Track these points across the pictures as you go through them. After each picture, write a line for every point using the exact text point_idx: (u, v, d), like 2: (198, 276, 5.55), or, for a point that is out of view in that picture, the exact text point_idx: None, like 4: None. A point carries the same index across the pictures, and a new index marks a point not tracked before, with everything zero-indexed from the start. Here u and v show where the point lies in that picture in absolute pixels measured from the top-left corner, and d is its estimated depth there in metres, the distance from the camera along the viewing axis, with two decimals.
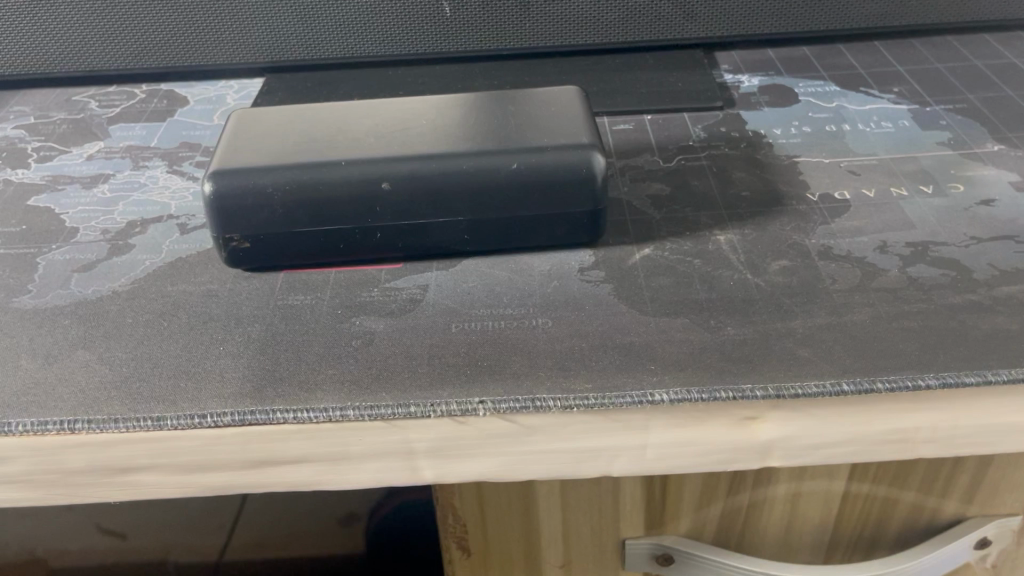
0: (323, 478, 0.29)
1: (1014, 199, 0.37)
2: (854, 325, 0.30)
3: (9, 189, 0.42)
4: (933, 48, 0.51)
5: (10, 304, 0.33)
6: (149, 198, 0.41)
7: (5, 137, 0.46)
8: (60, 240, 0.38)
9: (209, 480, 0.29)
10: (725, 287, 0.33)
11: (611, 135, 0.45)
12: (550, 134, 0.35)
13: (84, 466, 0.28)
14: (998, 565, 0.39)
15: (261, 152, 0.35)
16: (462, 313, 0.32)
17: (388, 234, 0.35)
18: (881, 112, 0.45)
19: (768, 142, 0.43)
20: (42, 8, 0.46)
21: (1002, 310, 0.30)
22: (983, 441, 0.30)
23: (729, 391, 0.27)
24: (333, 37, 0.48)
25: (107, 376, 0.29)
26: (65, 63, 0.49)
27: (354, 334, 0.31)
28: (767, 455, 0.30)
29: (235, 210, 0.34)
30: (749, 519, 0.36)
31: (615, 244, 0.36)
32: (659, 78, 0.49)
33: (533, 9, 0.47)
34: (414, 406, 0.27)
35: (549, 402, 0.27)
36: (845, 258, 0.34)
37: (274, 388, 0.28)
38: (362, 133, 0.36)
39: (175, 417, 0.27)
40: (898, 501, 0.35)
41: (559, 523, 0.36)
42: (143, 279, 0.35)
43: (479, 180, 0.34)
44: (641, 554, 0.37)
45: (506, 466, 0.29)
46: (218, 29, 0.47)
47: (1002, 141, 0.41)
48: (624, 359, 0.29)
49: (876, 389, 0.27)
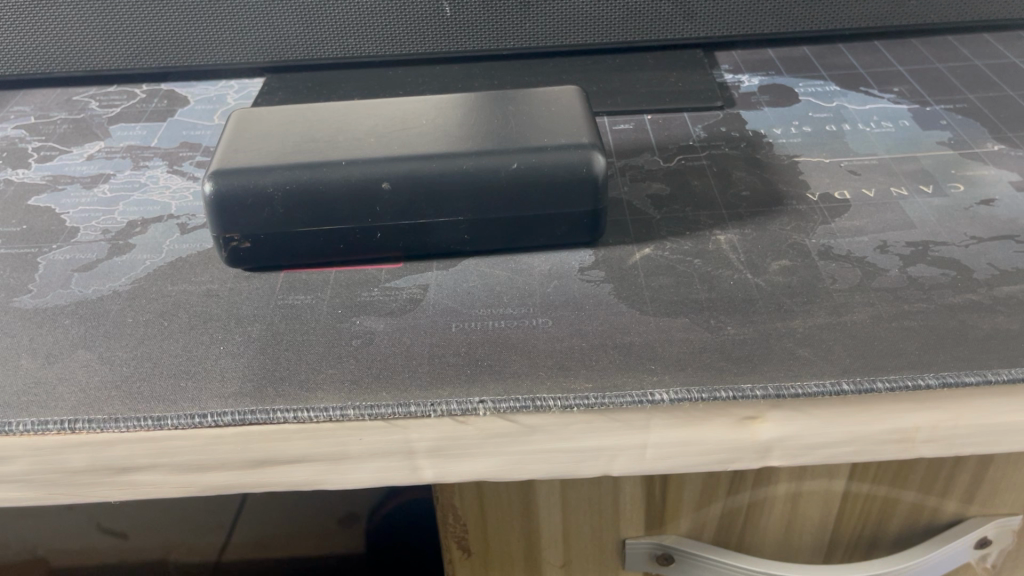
0: (322, 478, 0.29)
1: (1015, 199, 0.37)
2: (853, 325, 0.30)
3: (9, 189, 0.42)
4: (934, 48, 0.51)
5: (10, 304, 0.33)
6: (150, 198, 0.41)
7: (6, 137, 0.46)
8: (60, 240, 0.38)
9: (210, 480, 0.29)
10: (725, 287, 0.33)
11: (611, 135, 0.45)
12: (550, 134, 0.35)
13: (84, 465, 0.28)
14: (999, 565, 0.39)
15: (261, 152, 0.35)
16: (462, 313, 0.32)
17: (388, 234, 0.35)
18: (881, 112, 0.45)
19: (768, 142, 0.43)
20: (42, 8, 0.46)
21: (1002, 310, 0.30)
22: (983, 441, 0.30)
23: (729, 391, 0.27)
24: (333, 36, 0.48)
25: (108, 375, 0.29)
26: (65, 63, 0.49)
27: (354, 334, 0.31)
28: (768, 454, 0.30)
29: (236, 210, 0.34)
30: (750, 518, 0.36)
31: (615, 244, 0.36)
32: (659, 78, 0.49)
33: (533, 9, 0.48)
34: (414, 406, 0.27)
35: (549, 402, 0.27)
36: (846, 258, 0.34)
37: (275, 388, 0.28)
38: (362, 133, 0.36)
39: (176, 416, 0.27)
40: (899, 501, 0.35)
41: (559, 523, 0.36)
42: (143, 279, 0.35)
43: (479, 180, 0.34)
44: (641, 554, 0.37)
45: (506, 465, 0.29)
46: (218, 30, 0.47)
47: (1002, 141, 0.41)
48: (624, 358, 0.29)
49: (876, 389, 0.27)
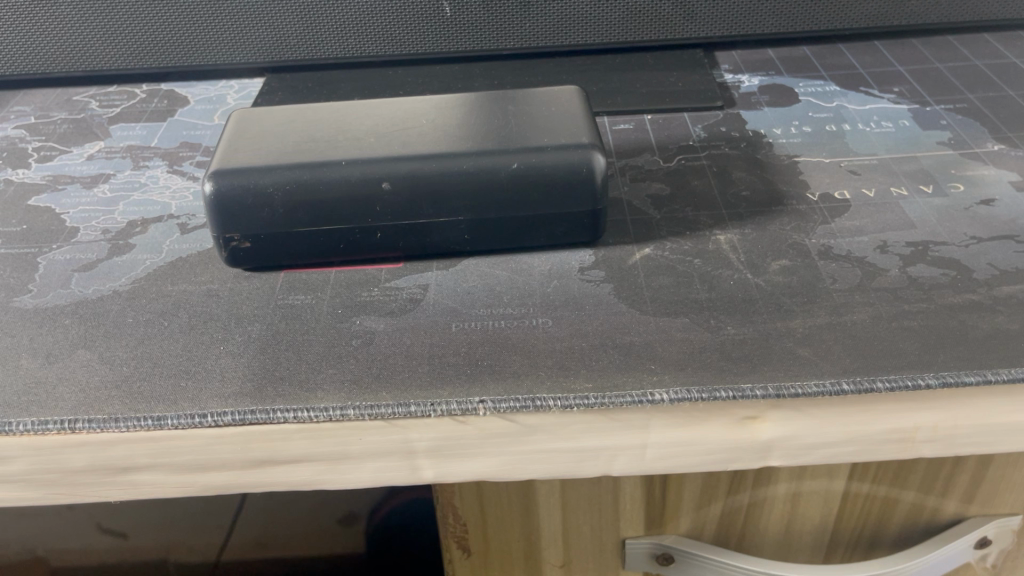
0: (322, 478, 0.29)
1: (1015, 199, 0.37)
2: (853, 325, 0.30)
3: (9, 189, 0.42)
4: (934, 47, 0.51)
5: (10, 304, 0.33)
6: (150, 199, 0.41)
7: (6, 137, 0.46)
8: (60, 240, 0.38)
9: (210, 480, 0.29)
10: (726, 287, 0.33)
11: (611, 135, 0.45)
12: (550, 134, 0.35)
13: (83, 465, 0.28)
14: (998, 565, 0.39)
15: (261, 152, 0.35)
16: (462, 312, 0.32)
17: (388, 234, 0.35)
18: (881, 113, 0.45)
19: (768, 142, 0.43)
20: (42, 8, 0.46)
21: (1002, 310, 0.30)
22: (983, 441, 0.30)
23: (729, 391, 0.27)
24: (333, 36, 0.48)
25: (108, 376, 0.29)
26: (66, 63, 0.49)
27: (353, 334, 0.31)
28: (768, 454, 0.30)
29: (236, 210, 0.34)
30: (750, 518, 0.36)
31: (615, 244, 0.36)
32: (659, 78, 0.49)
33: (532, 9, 0.47)
34: (414, 406, 0.27)
35: (549, 402, 0.27)
36: (845, 258, 0.34)
37: (275, 388, 0.28)
38: (362, 133, 0.36)
39: (176, 416, 0.27)
40: (899, 501, 0.35)
41: (559, 523, 0.36)
42: (143, 279, 0.35)
43: (479, 180, 0.34)
44: (641, 554, 0.37)
45: (507, 465, 0.29)
46: (218, 29, 0.47)
47: (1002, 141, 0.41)
48: (624, 359, 0.29)
49: (876, 389, 0.27)
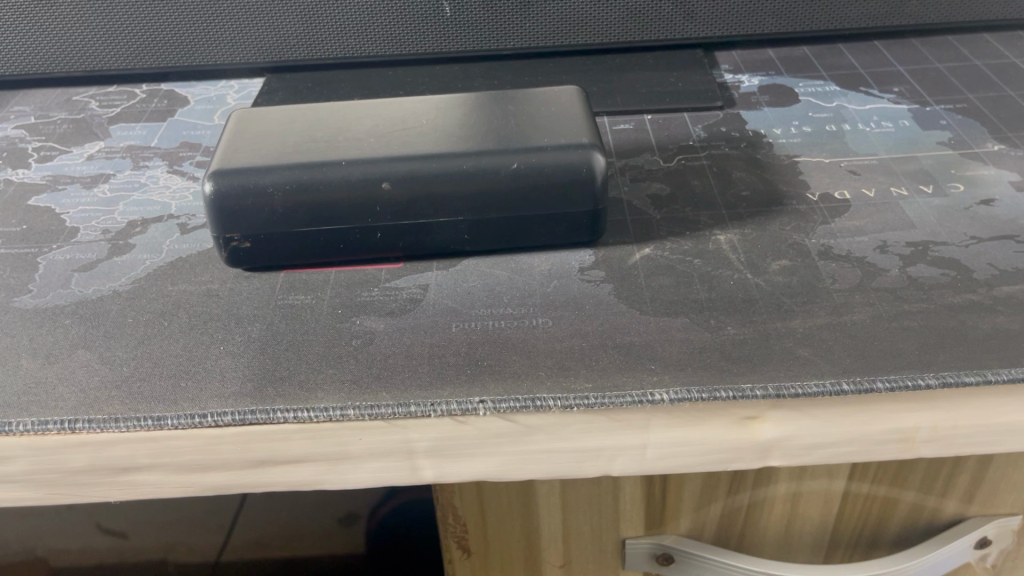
0: (323, 478, 0.29)
1: (1015, 199, 0.37)
2: (853, 325, 0.30)
3: (9, 189, 0.42)
4: (934, 48, 0.51)
5: (10, 304, 0.33)
6: (150, 198, 0.41)
7: (6, 137, 0.46)
8: (60, 240, 0.38)
9: (210, 480, 0.29)
10: (726, 287, 0.33)
11: (610, 135, 0.45)
12: (550, 134, 0.35)
13: (82, 465, 0.28)
14: (999, 565, 0.39)
15: (261, 152, 0.35)
16: (462, 312, 0.32)
17: (389, 234, 0.35)
18: (881, 113, 0.45)
19: (768, 142, 0.43)
20: (42, 8, 0.46)
21: (1002, 310, 0.30)
22: (984, 441, 0.30)
23: (729, 391, 0.27)
24: (332, 36, 0.48)
25: (108, 375, 0.29)
26: (66, 63, 0.49)
27: (354, 334, 0.31)
28: (768, 454, 0.29)
29: (236, 210, 0.34)
30: (750, 518, 0.36)
31: (615, 244, 0.36)
32: (659, 78, 0.49)
33: (532, 9, 0.47)
34: (414, 406, 0.27)
35: (549, 402, 0.27)
36: (845, 258, 0.34)
37: (274, 388, 0.28)
38: (362, 133, 0.36)
39: (176, 417, 0.27)
40: (899, 500, 0.35)
41: (559, 523, 0.36)
42: (143, 278, 0.35)
43: (479, 180, 0.34)
44: (641, 554, 0.37)
45: (507, 465, 0.29)
46: (218, 30, 0.47)
47: (1001, 141, 0.41)
48: (624, 359, 0.29)
49: (876, 389, 0.27)
